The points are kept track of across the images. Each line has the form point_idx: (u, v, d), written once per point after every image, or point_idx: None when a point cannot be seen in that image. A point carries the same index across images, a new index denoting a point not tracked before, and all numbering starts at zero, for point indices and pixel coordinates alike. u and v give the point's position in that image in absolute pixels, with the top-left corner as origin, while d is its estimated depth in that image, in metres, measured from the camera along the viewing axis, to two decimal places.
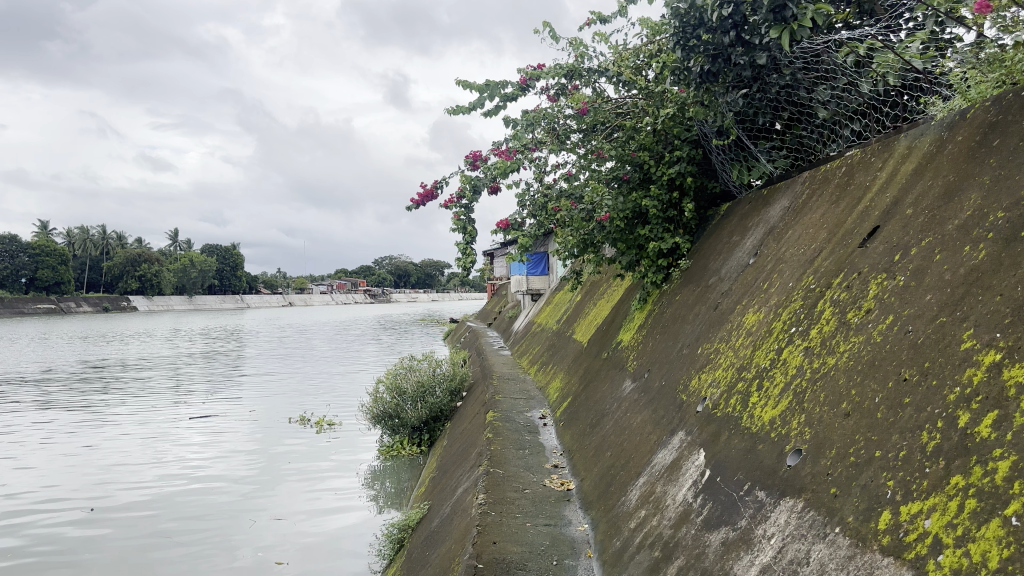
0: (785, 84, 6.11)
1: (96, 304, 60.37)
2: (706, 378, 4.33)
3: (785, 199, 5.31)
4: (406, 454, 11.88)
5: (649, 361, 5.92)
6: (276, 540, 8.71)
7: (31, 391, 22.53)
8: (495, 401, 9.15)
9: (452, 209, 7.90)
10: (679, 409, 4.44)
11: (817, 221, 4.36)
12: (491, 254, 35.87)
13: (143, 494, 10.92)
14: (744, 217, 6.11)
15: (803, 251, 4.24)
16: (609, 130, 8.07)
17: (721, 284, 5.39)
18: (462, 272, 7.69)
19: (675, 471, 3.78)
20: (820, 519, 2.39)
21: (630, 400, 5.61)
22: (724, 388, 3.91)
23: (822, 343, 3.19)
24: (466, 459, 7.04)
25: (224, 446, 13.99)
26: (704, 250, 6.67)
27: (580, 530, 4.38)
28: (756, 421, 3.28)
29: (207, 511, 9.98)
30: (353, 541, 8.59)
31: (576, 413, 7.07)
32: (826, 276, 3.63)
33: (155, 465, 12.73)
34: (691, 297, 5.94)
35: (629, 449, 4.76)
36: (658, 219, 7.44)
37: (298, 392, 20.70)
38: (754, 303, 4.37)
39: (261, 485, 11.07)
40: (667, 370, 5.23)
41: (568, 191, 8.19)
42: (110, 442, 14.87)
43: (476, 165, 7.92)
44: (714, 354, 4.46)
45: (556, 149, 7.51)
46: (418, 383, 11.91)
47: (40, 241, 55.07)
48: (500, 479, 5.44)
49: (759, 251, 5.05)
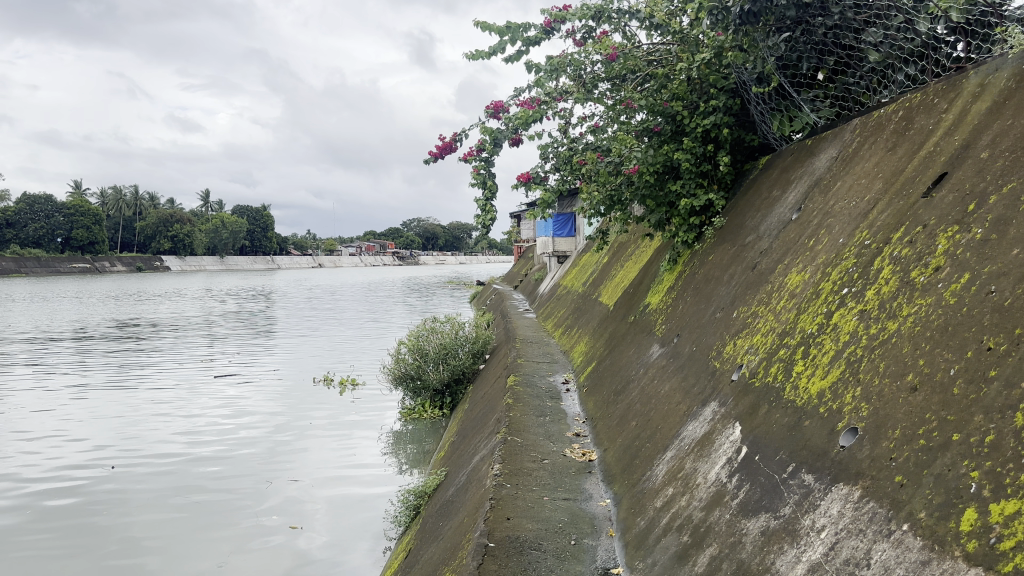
0: (832, 25, 5.60)
1: (129, 264, 61.07)
2: (743, 344, 3.94)
3: (833, 148, 4.83)
4: (429, 416, 11.66)
5: (679, 325, 5.53)
6: (294, 502, 8.52)
7: (64, 350, 22.76)
8: (517, 365, 8.83)
9: (472, 163, 7.50)
10: (712, 377, 4.06)
11: (871, 171, 3.89)
12: (518, 216, 35.40)
13: (164, 452, 10.84)
14: (785, 171, 5.64)
15: (855, 203, 3.80)
16: (639, 80, 7.58)
17: (759, 242, 4.96)
18: (482, 230, 7.32)
19: (707, 446, 3.43)
20: (882, 512, 2.01)
21: (658, 365, 5.25)
22: (764, 356, 3.53)
23: (881, 306, 2.78)
24: (485, 424, 6.75)
25: (248, 406, 13.90)
26: (740, 208, 6.21)
27: (602, 505, 4.06)
28: (802, 392, 2.90)
29: (226, 471, 9.84)
30: (373, 504, 8.40)
31: (601, 379, 6.71)
32: (884, 231, 3.20)
33: (179, 423, 12.67)
34: (726, 257, 5.51)
35: (657, 419, 4.41)
36: (691, 173, 6.97)
37: (324, 353, 20.63)
38: (798, 261, 3.96)
39: (282, 446, 10.92)
40: (699, 335, 4.84)
41: (595, 145, 7.74)
42: (136, 400, 14.89)
43: (497, 116, 7.50)
44: (752, 318, 4.05)
45: (582, 99, 7.06)
46: (440, 345, 11.66)
47: (74, 201, 55.62)
48: (517, 447, 5.13)
49: (803, 205, 4.61)
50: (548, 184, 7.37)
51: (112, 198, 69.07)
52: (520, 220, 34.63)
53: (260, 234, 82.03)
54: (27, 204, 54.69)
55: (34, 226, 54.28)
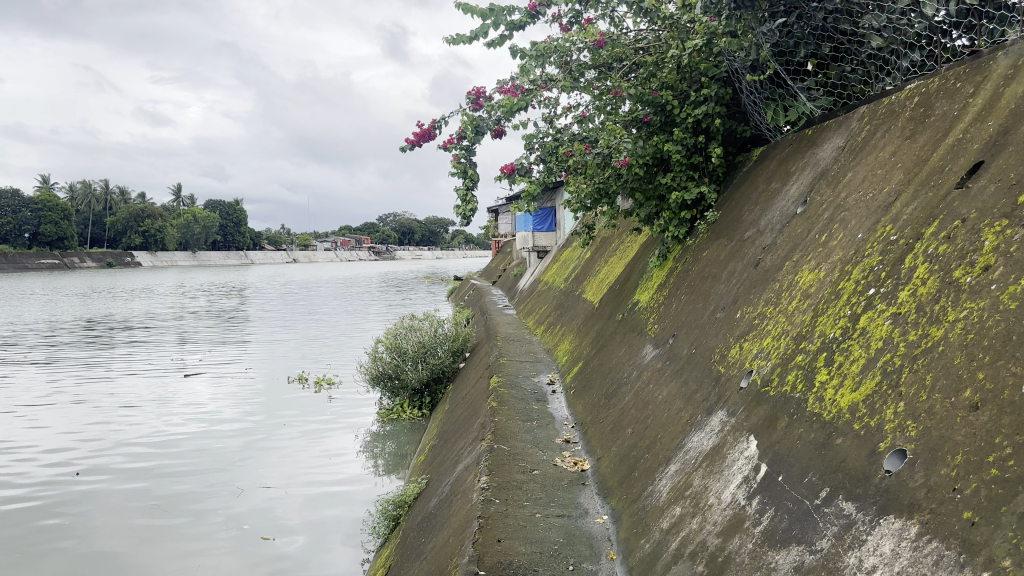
0: (832, 9, 5.31)
1: (99, 261, 59.80)
2: (752, 348, 3.64)
3: (839, 137, 4.55)
4: (407, 418, 11.28)
5: (673, 325, 5.23)
6: (266, 507, 8.09)
7: (32, 348, 22.09)
8: (500, 366, 8.51)
9: (452, 152, 7.16)
10: (717, 383, 3.76)
11: (886, 160, 3.62)
12: (497, 211, 35.02)
13: (131, 456, 10.36)
14: (784, 163, 5.36)
15: (872, 195, 3.51)
16: (627, 69, 7.28)
17: (760, 237, 4.68)
18: (463, 222, 6.98)
19: (717, 462, 3.12)
20: (950, 555, 1.73)
21: (653, 368, 4.96)
22: (778, 362, 3.24)
23: (919, 310, 2.50)
24: (468, 429, 6.41)
25: (221, 405, 13.45)
26: (736, 201, 5.92)
27: (599, 522, 3.75)
28: (832, 406, 2.60)
29: (196, 474, 9.39)
30: (351, 508, 8.06)
31: (589, 380, 6.41)
32: (913, 225, 2.92)
33: (147, 424, 12.19)
34: (723, 253, 5.22)
35: (656, 426, 4.11)
36: (682, 165, 6.67)
37: (298, 351, 20.14)
38: (809, 258, 3.68)
39: (255, 448, 10.49)
40: (698, 336, 4.54)
41: (581, 136, 7.42)
42: (105, 399, 14.38)
43: (479, 103, 7.16)
44: (759, 319, 3.77)
45: (569, 87, 6.76)
46: (418, 343, 11.30)
47: (42, 195, 54.34)
48: (504, 456, 4.81)
49: (809, 198, 4.33)
50: (533, 175, 7.04)
51: (81, 192, 67.60)
52: (497, 215, 34.34)
53: (235, 229, 80.86)
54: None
55: (1, 221, 52.96)
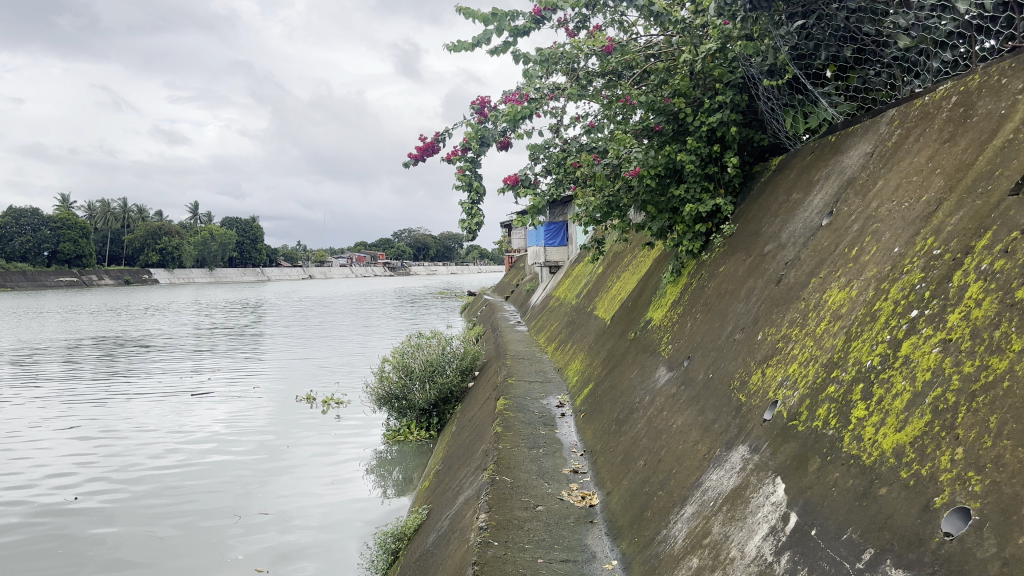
0: (855, 8, 4.96)
1: (117, 278, 60.07)
2: (776, 375, 3.29)
3: (867, 142, 4.20)
4: (414, 439, 10.93)
5: (688, 347, 4.88)
6: (265, 535, 7.75)
7: (44, 364, 22.04)
8: (507, 386, 8.16)
9: (456, 163, 6.86)
10: (737, 413, 3.41)
11: (922, 166, 3.27)
12: (510, 226, 34.72)
13: (131, 477, 10.06)
14: (806, 171, 5.01)
15: (908, 204, 3.16)
16: (636, 76, 6.96)
17: (781, 252, 4.33)
18: (468, 236, 6.66)
19: (738, 506, 2.78)
20: None
21: (666, 393, 4.60)
22: (807, 393, 2.89)
23: (974, 336, 2.14)
24: (472, 455, 6.07)
25: (227, 423, 13.19)
26: (754, 213, 5.57)
27: (607, 569, 3.40)
28: (874, 448, 2.24)
29: (195, 497, 9.07)
30: (351, 534, 7.70)
31: (600, 403, 6.06)
32: (960, 238, 2.56)
33: (151, 443, 11.89)
34: (741, 268, 4.87)
35: (670, 459, 3.75)
36: (696, 175, 6.31)
37: (309, 367, 19.86)
38: (838, 274, 3.34)
39: (258, 469, 10.16)
40: (714, 359, 4.19)
41: (590, 146, 7.10)
42: (113, 416, 14.20)
43: (483, 112, 6.87)
44: (783, 343, 3.42)
45: (576, 95, 6.45)
46: (426, 361, 10.96)
47: (61, 213, 54.82)
48: (506, 489, 4.47)
49: (835, 209, 3.98)
50: (540, 187, 6.72)
51: (99, 210, 68.18)
52: (511, 229, 34.08)
53: (250, 245, 81.09)
54: (13, 215, 53.84)
55: (20, 239, 53.32)
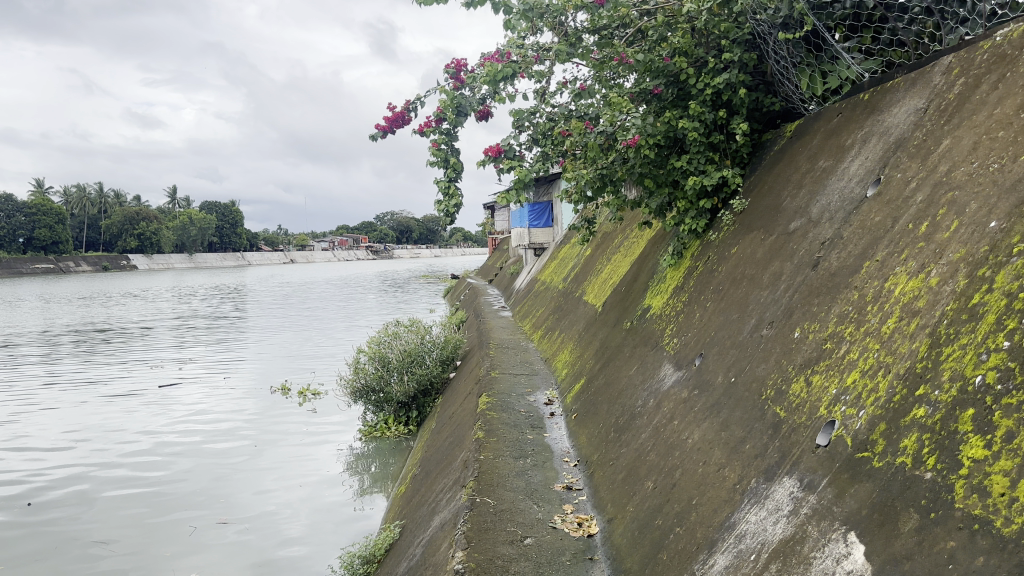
0: None
1: (95, 264, 58.67)
2: (827, 385, 2.61)
3: (917, 96, 3.49)
4: (393, 435, 10.14)
5: (699, 342, 4.19)
6: (230, 540, 7.01)
7: (12, 355, 20.99)
8: (492, 381, 7.45)
9: (430, 136, 6.09)
10: (776, 433, 2.73)
11: (1010, 117, 2.57)
12: (493, 206, 33.88)
13: (90, 475, 9.25)
14: (834, 136, 4.31)
15: (999, 166, 2.46)
16: (632, 34, 6.20)
17: (813, 229, 3.63)
18: (445, 219, 5.90)
19: (796, 568, 2.09)
20: None
21: (676, 397, 3.91)
22: (882, 413, 2.20)
23: None
24: (451, 464, 5.36)
25: (196, 415, 12.34)
26: (770, 185, 4.86)
27: None
28: (1015, 512, 1.56)
29: (157, 497, 8.31)
30: (325, 538, 6.95)
31: (594, 404, 5.36)
32: None
33: (113, 437, 11.05)
34: (760, 250, 4.17)
35: (688, 486, 3.06)
36: (700, 144, 5.57)
37: (286, 354, 19.00)
38: (906, 256, 2.64)
39: (227, 464, 9.39)
40: (737, 358, 3.49)
41: (580, 112, 6.33)
42: (76, 409, 13.31)
43: (458, 77, 6.09)
44: (833, 343, 2.73)
45: (565, 56, 5.70)
46: (404, 352, 10.22)
47: (35, 200, 53.23)
48: (489, 516, 3.77)
49: (883, 176, 3.29)
50: (526, 160, 5.94)
51: (76, 196, 66.54)
52: (494, 211, 33.32)
53: (229, 230, 79.69)
54: None
55: None
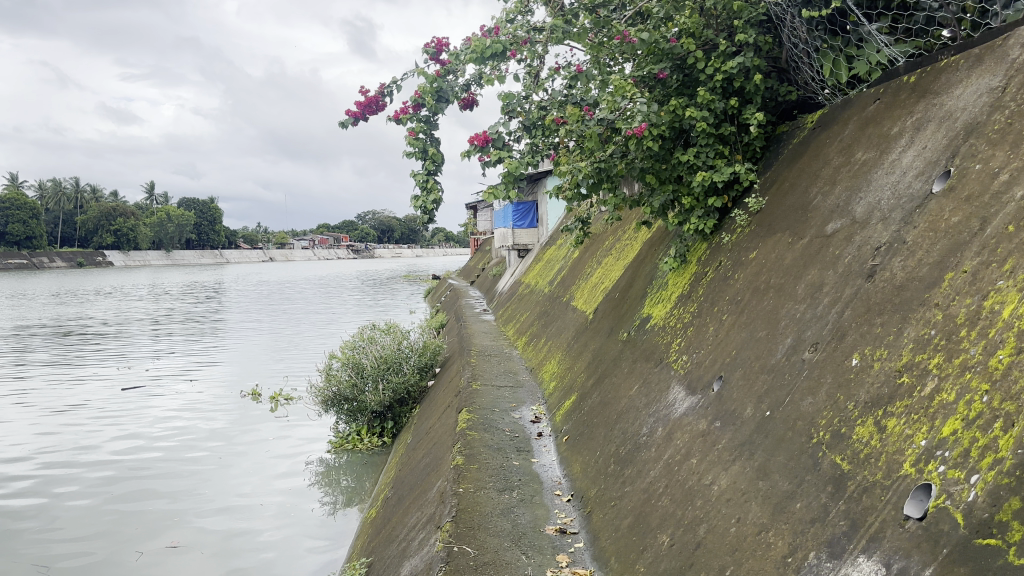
0: None
1: (70, 261, 57.30)
2: (911, 433, 2.01)
3: (989, 75, 2.89)
4: (366, 447, 9.43)
5: (715, 362, 3.58)
6: (187, 560, 6.33)
7: None
8: (473, 394, 6.80)
9: (406, 124, 5.44)
10: (840, 492, 2.13)
11: None
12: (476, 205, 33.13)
13: (41, 484, 8.52)
14: (872, 124, 3.73)
15: None
16: (634, 14, 5.58)
17: (862, 232, 3.03)
18: (422, 217, 5.26)
19: None
20: None
21: (692, 427, 3.29)
22: (1011, 483, 1.61)
23: None
24: (426, 494, 4.72)
25: (160, 420, 11.57)
26: (792, 180, 4.27)
27: None
28: None
29: (110, 511, 7.59)
30: (291, 559, 6.29)
31: (589, 426, 4.75)
32: None
33: (69, 443, 10.27)
34: (789, 255, 3.57)
35: (715, 549, 2.45)
36: (709, 136, 4.96)
37: (259, 356, 18.18)
38: (1012, 268, 2.05)
39: (189, 474, 8.68)
40: (770, 386, 2.89)
41: (575, 98, 5.70)
42: (33, 412, 12.48)
43: (439, 57, 5.45)
44: (915, 377, 2.13)
45: (559, 35, 5.06)
46: (380, 358, 9.53)
47: (9, 194, 51.73)
48: (466, 571, 3.13)
49: (957, 168, 2.68)
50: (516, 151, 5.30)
51: (51, 191, 65.03)
52: (478, 211, 32.64)
53: (208, 227, 78.36)
54: None
55: None
